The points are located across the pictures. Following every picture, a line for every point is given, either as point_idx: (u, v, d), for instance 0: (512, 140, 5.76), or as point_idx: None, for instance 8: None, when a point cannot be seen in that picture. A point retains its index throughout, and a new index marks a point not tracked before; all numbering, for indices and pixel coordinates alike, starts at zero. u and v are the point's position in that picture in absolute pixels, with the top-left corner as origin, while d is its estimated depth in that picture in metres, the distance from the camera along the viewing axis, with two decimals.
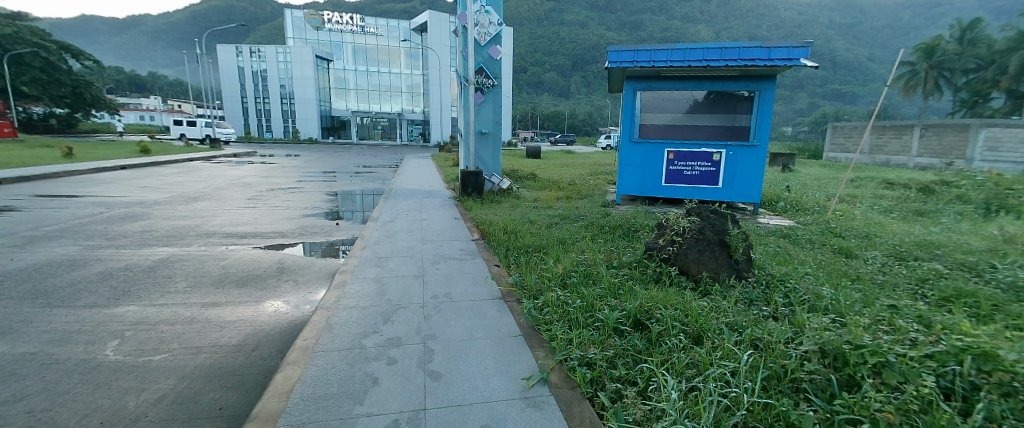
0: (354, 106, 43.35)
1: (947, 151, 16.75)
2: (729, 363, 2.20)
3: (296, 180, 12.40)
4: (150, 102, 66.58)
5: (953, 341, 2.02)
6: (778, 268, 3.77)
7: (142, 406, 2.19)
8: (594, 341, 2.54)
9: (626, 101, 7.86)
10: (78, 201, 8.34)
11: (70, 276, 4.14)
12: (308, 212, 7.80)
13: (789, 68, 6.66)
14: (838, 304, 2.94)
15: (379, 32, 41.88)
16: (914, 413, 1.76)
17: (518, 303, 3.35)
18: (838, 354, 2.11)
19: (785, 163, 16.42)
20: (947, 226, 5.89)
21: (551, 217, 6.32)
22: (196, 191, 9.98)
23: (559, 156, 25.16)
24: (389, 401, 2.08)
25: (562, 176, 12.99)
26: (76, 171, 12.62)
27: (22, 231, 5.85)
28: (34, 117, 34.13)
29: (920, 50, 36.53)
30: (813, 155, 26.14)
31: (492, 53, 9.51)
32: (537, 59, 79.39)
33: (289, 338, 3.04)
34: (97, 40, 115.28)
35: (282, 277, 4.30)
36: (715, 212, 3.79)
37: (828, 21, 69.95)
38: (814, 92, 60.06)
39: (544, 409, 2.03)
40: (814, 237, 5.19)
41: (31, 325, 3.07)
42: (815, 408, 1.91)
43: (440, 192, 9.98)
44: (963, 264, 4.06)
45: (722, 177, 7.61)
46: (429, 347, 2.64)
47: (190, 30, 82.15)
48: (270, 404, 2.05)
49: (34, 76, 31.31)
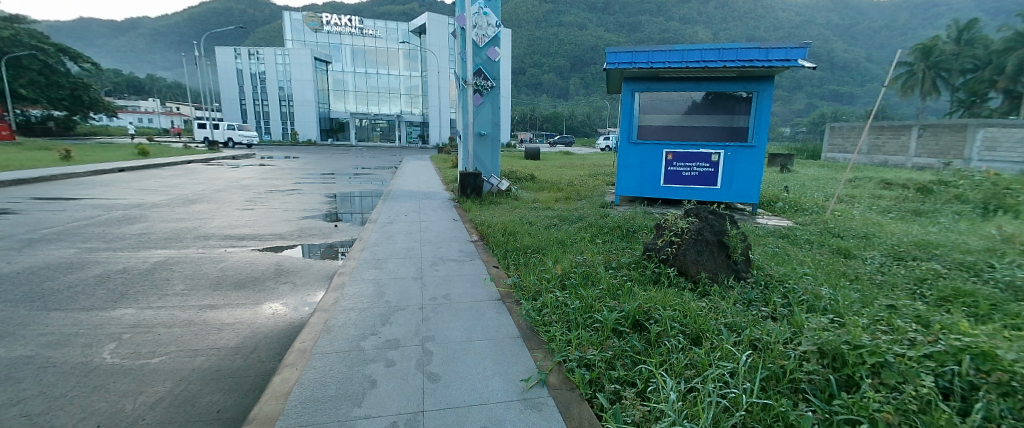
0: (352, 107, 43.27)
1: (945, 151, 16.79)
2: (728, 364, 2.21)
3: (295, 182, 12.43)
4: (149, 104, 66.50)
5: (952, 341, 2.01)
6: (777, 268, 3.77)
7: (140, 409, 2.18)
8: (593, 341, 2.53)
9: (624, 102, 7.87)
10: (77, 204, 8.33)
11: (67, 279, 4.12)
12: (307, 213, 7.82)
13: (787, 68, 6.69)
14: (837, 304, 2.95)
15: (378, 34, 42.00)
16: (913, 413, 1.76)
17: (516, 305, 3.34)
18: (836, 354, 2.11)
19: (784, 163, 16.48)
20: (945, 226, 5.90)
21: (550, 219, 6.31)
22: (195, 193, 9.99)
23: (558, 157, 25.16)
24: (387, 403, 2.07)
25: (561, 176, 13.04)
26: (74, 174, 12.61)
27: (19, 234, 5.83)
28: (32, 120, 33.99)
29: (917, 51, 36.66)
30: (811, 156, 26.22)
31: (491, 54, 9.55)
32: (536, 61, 79.65)
33: (286, 341, 3.03)
34: (98, 43, 116.22)
35: (280, 279, 4.30)
36: (714, 212, 3.81)
37: (825, 22, 70.22)
38: (812, 92, 60.21)
39: (542, 410, 2.03)
40: (813, 238, 5.19)
41: (28, 328, 3.05)
42: (814, 409, 1.91)
43: (439, 193, 9.96)
44: (961, 264, 4.07)
45: (721, 177, 7.62)
46: (428, 348, 2.64)
47: (189, 32, 82.40)
48: (268, 406, 2.04)
49: (32, 78, 31.43)
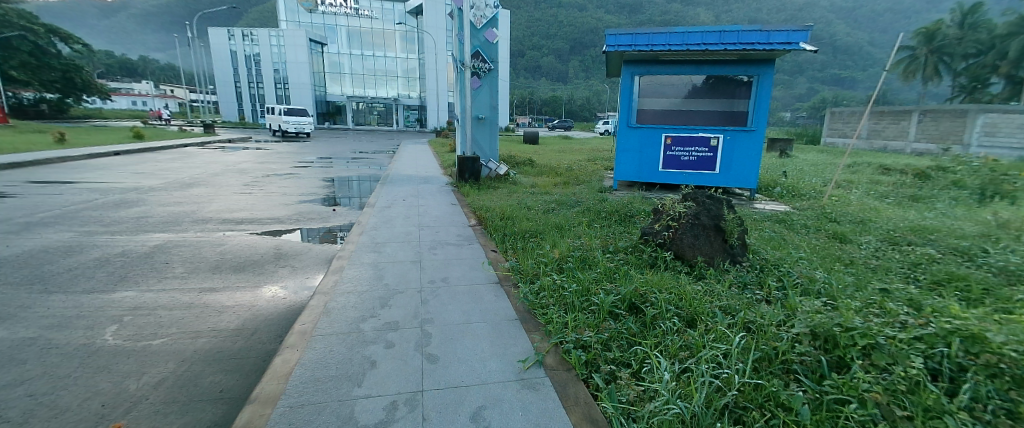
0: (349, 90, 42.34)
1: (944, 136, 16.81)
2: (721, 345, 2.25)
3: (293, 166, 12.37)
4: (143, 87, 65.68)
5: (942, 324, 2.04)
6: (772, 253, 3.81)
7: (143, 389, 2.22)
8: (590, 324, 2.58)
9: (623, 85, 7.82)
10: (72, 188, 8.24)
11: (67, 262, 4.13)
12: (304, 198, 7.76)
13: (788, 52, 6.61)
14: (831, 288, 3.00)
15: (374, 15, 41.03)
16: (902, 393, 1.80)
17: (514, 288, 3.38)
18: (828, 336, 2.15)
19: (783, 148, 16.41)
20: (941, 211, 5.96)
21: (549, 203, 6.31)
22: (192, 177, 9.94)
23: (557, 141, 25.06)
24: (387, 383, 2.11)
25: (559, 161, 12.99)
26: (69, 157, 12.50)
27: (16, 218, 5.80)
28: (24, 102, 33.47)
29: (920, 34, 36.33)
30: (810, 140, 26.11)
31: (490, 36, 9.38)
32: (535, 43, 78.72)
33: (287, 323, 3.05)
34: (88, 23, 115.79)
35: (279, 263, 4.31)
36: (711, 197, 3.82)
37: (829, 5, 69.46)
38: (813, 77, 59.52)
39: (539, 390, 2.07)
40: (810, 222, 5.23)
41: (30, 311, 3.08)
42: (805, 389, 1.95)
43: (437, 178, 9.90)
44: (955, 249, 4.09)
45: (719, 162, 7.61)
46: (427, 331, 2.67)
47: (182, 13, 81.38)
48: (270, 386, 2.07)
49: (23, 60, 30.78)
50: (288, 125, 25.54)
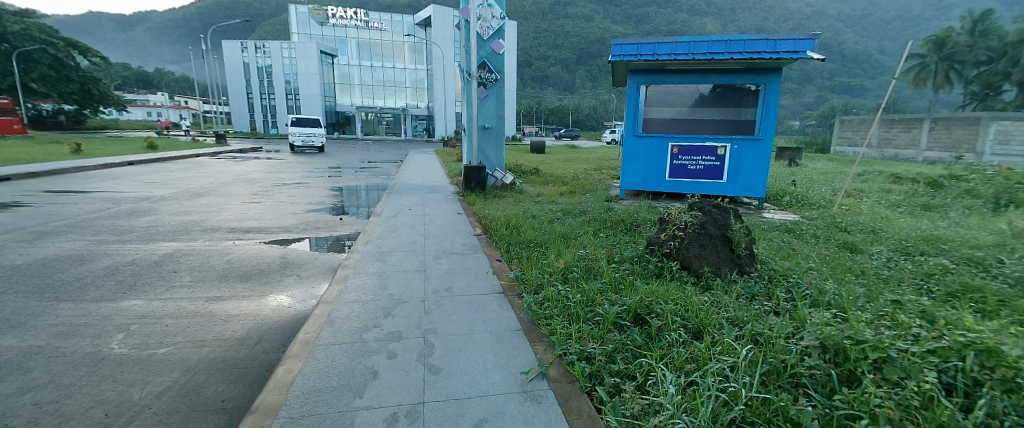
0: (358, 101, 42.82)
1: (957, 145, 16.50)
2: (728, 358, 2.21)
3: (301, 176, 12.52)
4: (158, 99, 67.22)
5: (956, 337, 1.99)
6: (780, 263, 3.75)
7: (147, 398, 2.23)
8: (594, 335, 2.54)
9: (630, 94, 7.83)
10: (86, 197, 8.41)
11: (79, 270, 4.20)
12: (313, 207, 7.85)
13: (796, 60, 6.58)
14: (842, 300, 2.94)
15: (383, 27, 41.93)
16: (914, 409, 1.75)
17: (518, 298, 3.36)
18: (838, 349, 2.10)
19: (791, 157, 16.32)
20: (954, 221, 5.84)
21: (554, 212, 6.29)
22: (202, 186, 10.09)
23: (564, 150, 25.08)
24: (388, 394, 2.10)
25: (565, 170, 12.97)
26: (84, 167, 12.79)
27: (31, 226, 5.94)
28: (43, 114, 34.37)
29: (930, 42, 36.01)
30: (819, 149, 25.82)
31: (496, 47, 9.42)
32: (542, 53, 79.40)
33: (290, 333, 3.05)
34: (106, 36, 119.30)
35: (285, 272, 4.33)
36: (718, 206, 3.76)
37: (837, 14, 69.25)
38: (822, 85, 59.09)
39: (541, 402, 2.04)
40: (819, 232, 5.15)
41: (38, 319, 3.12)
42: (814, 403, 1.90)
43: (444, 187, 9.93)
44: (970, 259, 4.01)
45: (727, 171, 7.57)
46: (429, 341, 2.66)
47: (197, 26, 83.61)
48: (271, 396, 2.08)
49: (42, 73, 31.68)
50: (294, 138, 25.46)
